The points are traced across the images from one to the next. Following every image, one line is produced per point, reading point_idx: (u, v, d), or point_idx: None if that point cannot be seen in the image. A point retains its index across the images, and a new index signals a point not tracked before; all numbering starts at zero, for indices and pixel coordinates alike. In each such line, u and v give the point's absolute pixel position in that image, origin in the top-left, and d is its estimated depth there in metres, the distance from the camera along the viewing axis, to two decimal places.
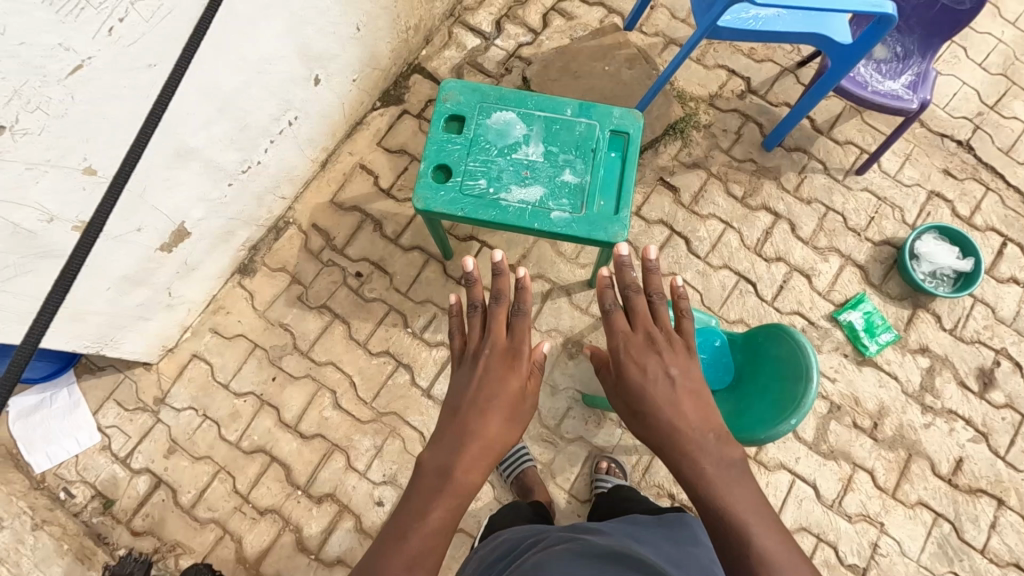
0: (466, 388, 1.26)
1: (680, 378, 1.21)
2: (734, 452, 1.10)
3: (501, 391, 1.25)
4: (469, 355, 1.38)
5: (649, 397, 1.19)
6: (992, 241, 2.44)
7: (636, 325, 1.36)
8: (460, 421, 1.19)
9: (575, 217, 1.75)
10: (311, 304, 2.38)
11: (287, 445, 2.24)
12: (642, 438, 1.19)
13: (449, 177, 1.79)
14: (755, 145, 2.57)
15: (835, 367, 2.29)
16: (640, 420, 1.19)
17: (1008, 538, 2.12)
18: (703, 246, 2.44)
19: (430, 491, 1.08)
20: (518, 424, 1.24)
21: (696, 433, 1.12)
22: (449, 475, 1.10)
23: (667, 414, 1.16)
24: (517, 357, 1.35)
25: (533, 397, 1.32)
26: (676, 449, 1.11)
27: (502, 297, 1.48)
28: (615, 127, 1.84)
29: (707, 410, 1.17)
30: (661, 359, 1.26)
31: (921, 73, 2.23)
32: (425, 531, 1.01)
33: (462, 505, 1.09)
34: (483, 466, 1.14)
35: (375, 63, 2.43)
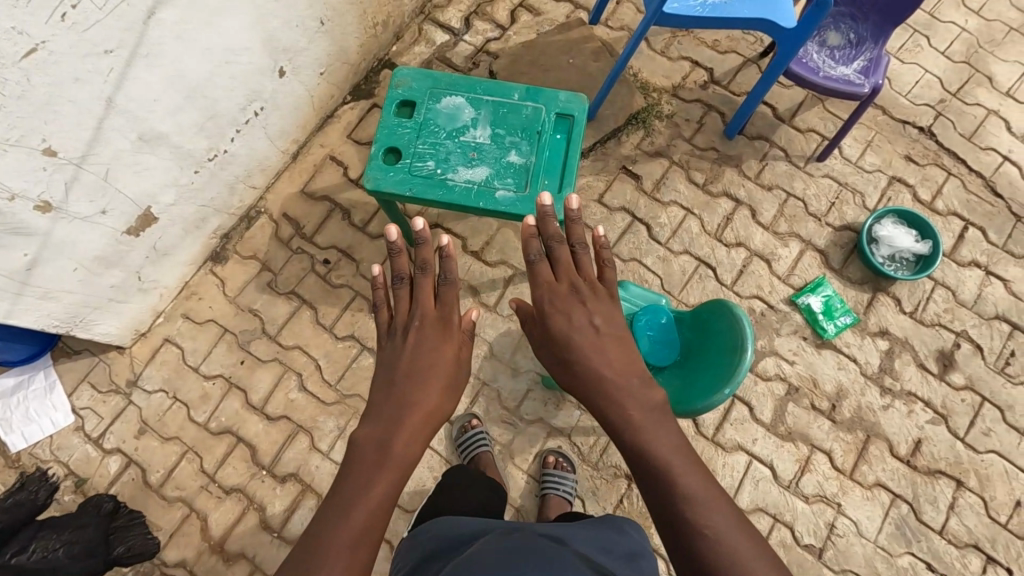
0: (398, 357, 1.20)
1: (604, 327, 1.20)
2: (658, 396, 1.10)
3: (436, 359, 1.20)
4: (399, 326, 1.30)
5: (577, 348, 1.18)
6: (953, 225, 2.45)
7: (560, 274, 1.35)
8: (396, 394, 1.12)
9: (519, 196, 1.80)
10: (280, 290, 2.45)
11: (253, 427, 2.30)
12: (570, 388, 1.18)
13: (398, 159, 1.86)
14: (717, 134, 2.61)
15: (794, 350, 2.31)
16: (567, 370, 1.18)
17: (967, 519, 2.12)
18: (664, 232, 2.47)
19: (369, 466, 1.03)
20: (455, 391, 1.19)
21: (622, 378, 1.12)
22: (388, 448, 1.05)
23: (593, 362, 1.15)
24: (448, 325, 1.28)
25: (468, 361, 1.27)
26: (602, 396, 1.11)
27: (428, 269, 1.40)
28: (561, 110, 1.90)
29: (633, 355, 1.16)
30: (588, 308, 1.25)
31: (874, 58, 2.26)
32: (369, 505, 0.98)
33: (405, 475, 1.05)
34: (421, 435, 1.09)
35: (344, 57, 2.51)
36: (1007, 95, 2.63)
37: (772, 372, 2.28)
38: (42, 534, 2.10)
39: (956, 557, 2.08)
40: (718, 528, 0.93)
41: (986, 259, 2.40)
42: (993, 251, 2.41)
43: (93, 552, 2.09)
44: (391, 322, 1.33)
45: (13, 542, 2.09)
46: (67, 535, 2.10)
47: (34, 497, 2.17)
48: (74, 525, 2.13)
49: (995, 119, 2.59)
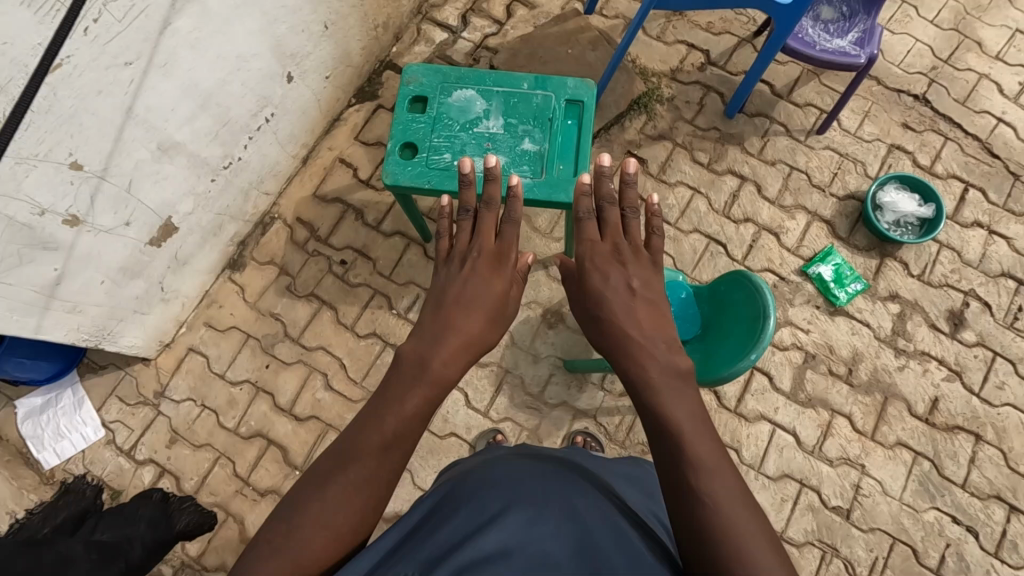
0: (453, 284, 1.29)
1: (640, 290, 1.25)
2: (681, 361, 1.11)
3: (487, 292, 1.27)
4: (457, 254, 1.40)
5: (610, 307, 1.23)
6: (953, 188, 2.51)
7: (606, 234, 1.42)
8: (443, 317, 1.19)
9: (536, 181, 1.85)
10: (299, 293, 2.48)
11: (282, 428, 2.33)
12: (597, 343, 1.23)
13: (416, 154, 1.90)
14: (718, 114, 2.66)
15: (808, 319, 2.36)
16: (600, 328, 1.22)
17: (988, 471, 2.17)
18: (673, 212, 2.52)
19: (409, 380, 1.10)
20: (499, 323, 1.25)
21: (647, 338, 1.15)
22: (427, 365, 1.11)
23: (622, 322, 1.19)
24: (503, 262, 1.38)
25: (515, 302, 1.34)
26: (626, 353, 1.14)
27: (494, 204, 1.54)
28: (570, 96, 1.94)
29: (659, 320, 1.19)
30: (624, 275, 1.29)
31: (867, 29, 2.31)
32: (403, 414, 1.05)
33: (441, 394, 1.11)
34: (462, 356, 1.15)
35: (348, 60, 2.55)
36: (996, 59, 2.69)
37: (788, 341, 2.33)
38: (105, 521, 2.14)
39: (980, 509, 2.13)
40: (719, 498, 0.92)
41: (988, 218, 2.46)
42: (994, 210, 2.48)
43: (157, 525, 2.11)
44: (450, 251, 1.44)
45: (85, 528, 2.14)
46: (124, 517, 2.14)
47: (82, 497, 2.23)
48: (129, 513, 2.15)
49: (987, 82, 2.66)
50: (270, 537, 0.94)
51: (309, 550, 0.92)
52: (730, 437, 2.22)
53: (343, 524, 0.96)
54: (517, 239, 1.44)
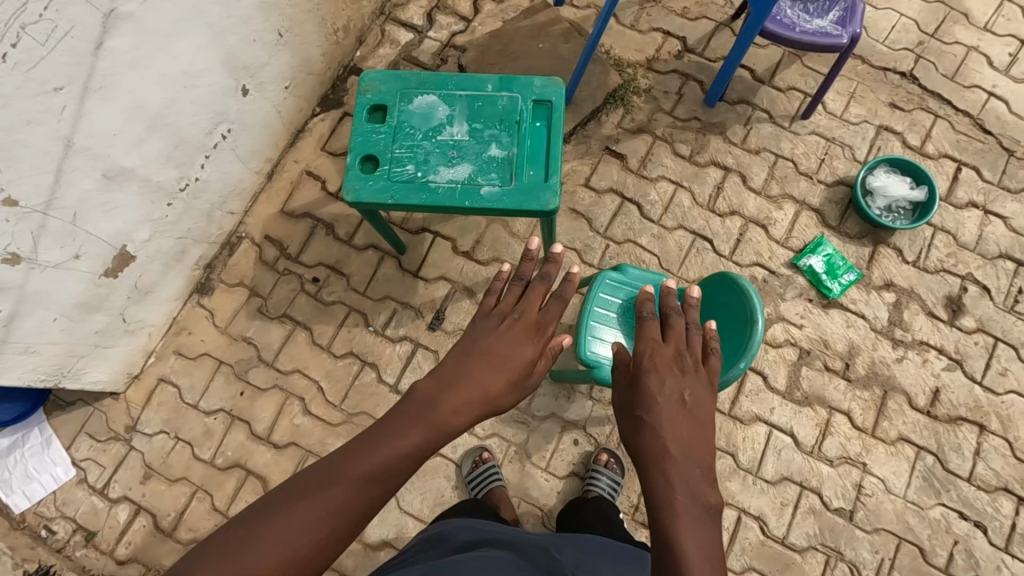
0: (483, 335, 1.24)
1: (692, 407, 1.15)
2: (711, 498, 1.01)
3: (515, 351, 1.22)
4: (499, 312, 1.33)
5: (655, 413, 1.12)
6: (946, 167, 2.41)
7: (669, 338, 1.32)
8: (463, 365, 1.14)
9: (505, 190, 1.75)
10: (272, 315, 2.38)
11: (261, 457, 2.23)
12: (628, 442, 1.13)
13: (377, 166, 1.80)
14: (698, 103, 2.55)
15: (800, 313, 2.27)
16: (638, 428, 1.12)
17: (994, 463, 2.09)
18: (656, 209, 2.43)
19: (412, 416, 1.04)
20: (517, 391, 1.18)
21: (684, 462, 1.05)
22: (435, 407, 1.05)
23: (665, 431, 1.09)
24: (541, 331, 1.30)
25: (539, 375, 1.25)
26: (657, 464, 1.05)
27: (549, 278, 1.44)
28: (538, 96, 1.83)
29: (702, 443, 1.09)
30: (677, 384, 1.18)
31: (849, 7, 2.19)
32: (397, 451, 0.99)
33: (439, 441, 1.04)
34: (473, 409, 1.09)
35: (309, 68, 2.44)
36: (985, 30, 2.59)
37: (782, 338, 2.24)
38: None
39: (987, 503, 2.05)
40: None
41: (983, 198, 2.37)
42: (989, 189, 2.38)
43: None
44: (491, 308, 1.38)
45: None
46: None
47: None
48: None
49: (975, 55, 2.55)
50: (226, 537, 0.87)
51: (253, 564, 0.83)
52: (726, 442, 2.13)
53: (303, 546, 0.87)
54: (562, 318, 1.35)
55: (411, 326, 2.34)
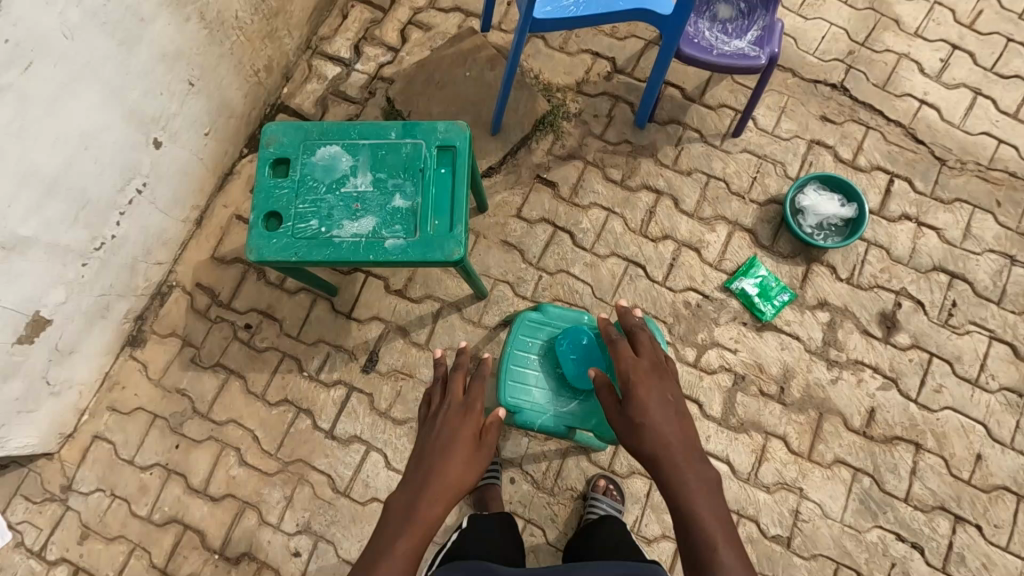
0: (428, 439, 1.51)
1: (676, 406, 1.49)
2: (710, 472, 1.35)
3: (458, 438, 1.49)
4: (433, 411, 1.62)
5: (651, 418, 1.45)
6: (878, 180, 2.39)
7: (639, 354, 1.63)
8: (425, 463, 1.44)
9: (409, 241, 1.72)
10: (205, 364, 2.36)
11: (198, 511, 2.22)
12: (635, 447, 1.44)
13: (281, 223, 1.77)
14: (628, 124, 2.52)
15: (734, 337, 2.25)
16: (639, 435, 1.44)
17: (930, 482, 2.07)
18: (588, 237, 2.40)
19: (401, 521, 1.30)
20: (473, 466, 1.47)
21: (683, 451, 1.38)
22: (416, 508, 1.33)
23: (662, 429, 1.42)
24: (470, 411, 1.57)
25: (487, 444, 1.54)
26: (664, 460, 1.36)
27: (463, 367, 1.73)
28: (441, 142, 1.80)
29: (688, 432, 1.43)
30: (660, 390, 1.52)
31: (767, 26, 2.16)
32: (398, 553, 1.23)
33: (429, 532, 1.30)
34: (448, 498, 1.37)
35: (229, 110, 2.40)
36: (915, 36, 2.56)
37: (716, 364, 2.23)
38: None
39: (924, 523, 2.04)
40: None
41: (915, 210, 2.34)
42: (922, 200, 2.35)
43: None
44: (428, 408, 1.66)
45: None
46: None
47: None
48: None
49: (907, 62, 2.52)
50: None
51: None
52: None
53: None
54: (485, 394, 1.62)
55: (344, 368, 2.32)
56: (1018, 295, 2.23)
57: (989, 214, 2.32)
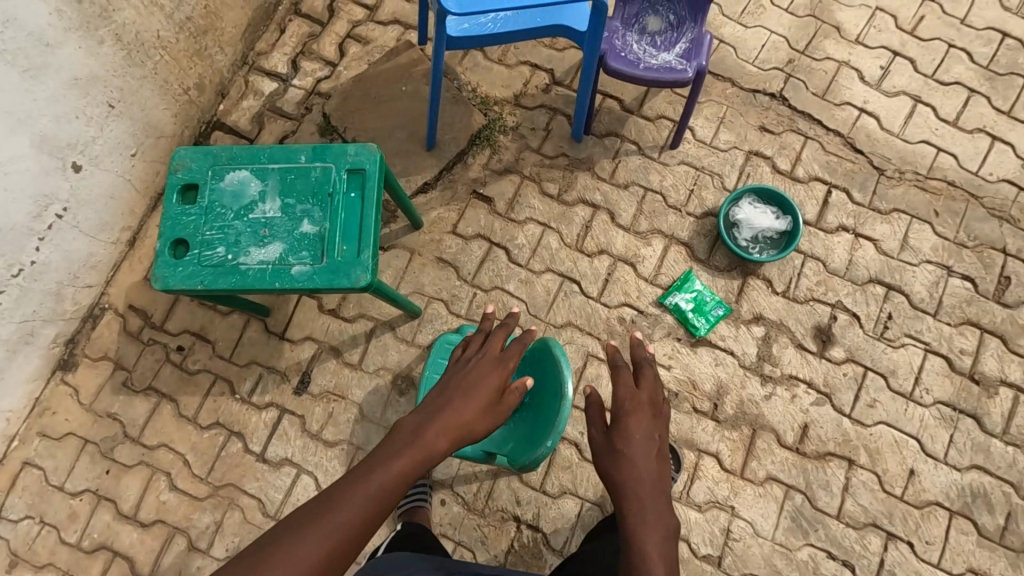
0: (454, 378, 1.47)
1: (659, 446, 1.41)
2: (671, 518, 1.27)
3: (481, 384, 1.44)
4: (466, 356, 1.58)
5: (632, 450, 1.37)
6: (816, 191, 2.35)
7: (642, 383, 1.54)
8: (444, 399, 1.37)
9: (316, 268, 1.70)
10: (137, 388, 2.34)
11: (128, 537, 2.20)
12: (607, 475, 1.35)
13: (187, 250, 1.74)
14: (565, 137, 2.49)
15: (669, 354, 2.22)
16: (617, 463, 1.35)
17: (862, 498, 2.05)
18: (523, 253, 2.38)
19: (404, 442, 1.22)
20: (490, 417, 1.40)
21: (654, 494, 1.29)
22: (421, 434, 1.26)
23: (640, 463, 1.33)
24: (503, 363, 1.53)
25: (511, 400, 1.47)
26: (632, 494, 1.29)
27: (507, 327, 1.69)
28: (351, 166, 1.77)
29: (665, 477, 1.34)
30: (650, 428, 1.43)
31: (694, 39, 2.13)
32: (391, 474, 1.14)
33: (426, 463, 1.22)
34: (452, 438, 1.30)
35: (157, 130, 2.37)
36: (856, 43, 2.52)
37: None
38: None
39: (855, 540, 2.02)
40: None
41: (853, 221, 2.31)
42: (860, 211, 2.32)
43: None
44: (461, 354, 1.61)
45: None
46: None
47: None
48: None
49: (847, 70, 2.48)
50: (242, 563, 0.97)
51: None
52: (594, 492, 2.13)
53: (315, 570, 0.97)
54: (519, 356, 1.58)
55: (276, 391, 2.30)
56: (955, 306, 2.19)
57: (927, 224, 2.28)
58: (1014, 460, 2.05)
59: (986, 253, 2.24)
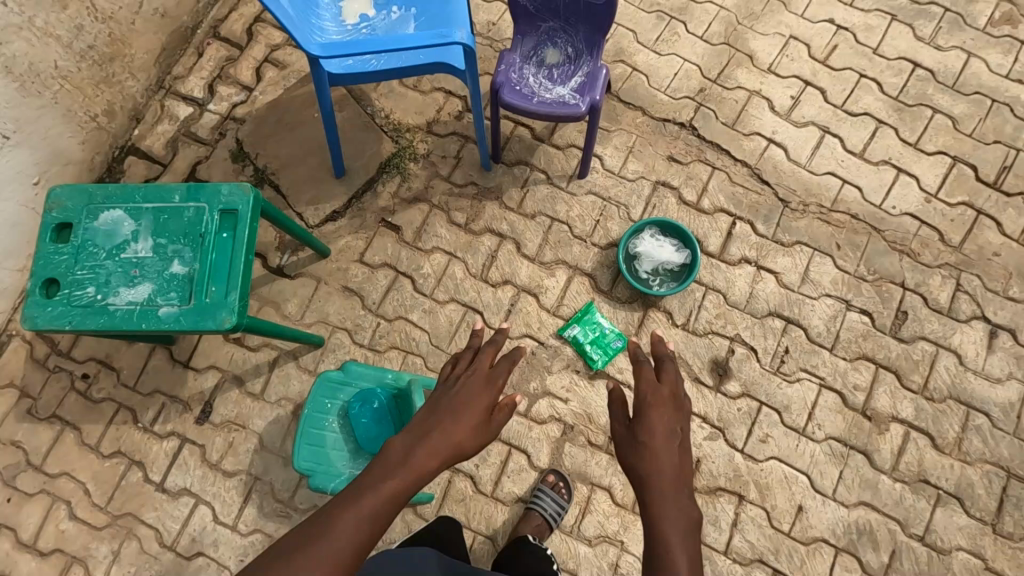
0: (443, 395, 1.37)
1: (681, 440, 1.30)
2: (695, 513, 1.17)
3: (472, 400, 1.33)
4: (455, 373, 1.47)
5: (655, 442, 1.27)
6: (720, 223, 2.35)
7: (662, 379, 1.45)
8: (436, 414, 1.29)
9: (183, 309, 1.70)
10: (41, 416, 2.34)
11: (25, 566, 2.20)
12: (629, 467, 1.25)
13: (58, 290, 1.74)
14: (475, 166, 2.49)
15: (566, 386, 2.22)
16: (639, 454, 1.25)
17: (750, 534, 2.05)
18: (428, 282, 2.38)
19: (391, 464, 1.16)
20: (482, 432, 1.30)
21: (679, 486, 1.19)
22: (411, 455, 1.17)
23: (663, 456, 1.23)
24: (493, 377, 1.42)
25: (501, 419, 1.37)
26: (655, 488, 1.19)
27: (496, 341, 1.58)
28: (224, 206, 1.77)
29: (689, 471, 1.24)
30: (671, 421, 1.33)
31: (589, 74, 2.13)
32: (383, 493, 1.10)
33: (417, 484, 1.15)
34: (446, 456, 1.21)
35: (63, 158, 2.38)
36: (768, 71, 2.52)
37: (546, 414, 2.20)
38: None
39: None
40: None
41: (755, 253, 2.31)
42: (763, 243, 2.32)
43: None
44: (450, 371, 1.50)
45: None
46: None
47: None
48: None
49: (757, 100, 2.48)
50: None
51: None
52: (487, 526, 2.13)
53: None
54: (509, 371, 1.46)
55: (178, 420, 2.30)
56: (852, 341, 2.19)
57: (828, 257, 2.28)
58: (901, 498, 2.05)
59: (885, 287, 2.23)
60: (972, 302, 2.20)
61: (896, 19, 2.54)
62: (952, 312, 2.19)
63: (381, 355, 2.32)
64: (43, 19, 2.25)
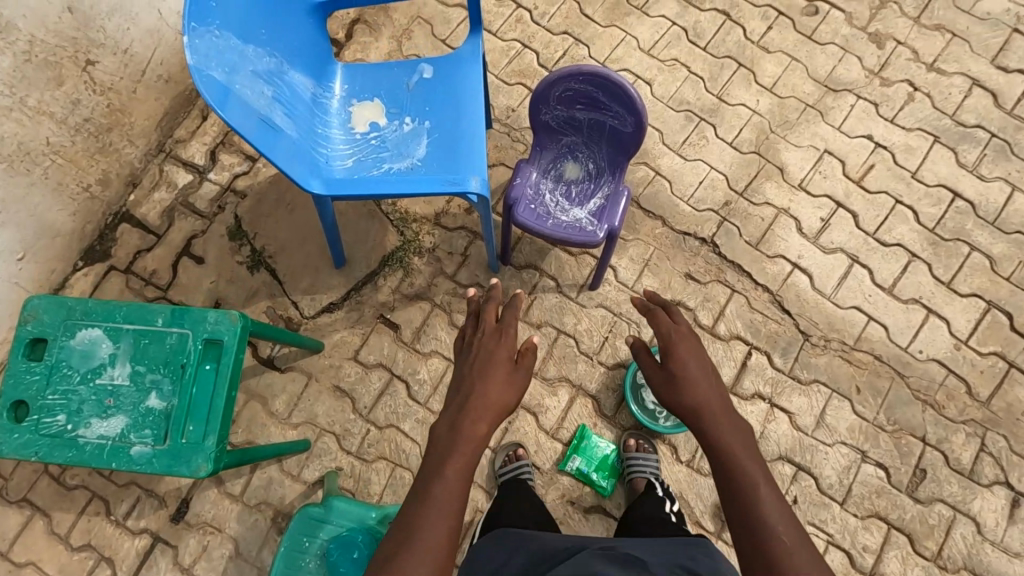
0: (466, 362, 1.40)
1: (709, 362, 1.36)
2: (745, 424, 1.24)
3: (495, 358, 1.37)
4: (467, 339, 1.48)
5: (688, 369, 1.32)
6: (735, 352, 2.22)
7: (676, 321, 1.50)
8: (466, 384, 1.32)
9: (157, 450, 1.59)
10: (11, 498, 2.24)
11: None
12: (669, 401, 1.30)
13: (26, 415, 1.63)
14: (482, 266, 2.37)
15: (559, 519, 2.11)
16: (678, 387, 1.29)
17: None
18: (424, 389, 2.27)
19: (444, 447, 1.18)
20: (516, 387, 1.35)
21: (719, 404, 1.26)
22: (459, 427, 1.21)
23: (702, 380, 1.30)
24: (505, 334, 1.45)
25: (527, 364, 1.40)
26: (702, 417, 1.24)
27: (493, 298, 1.59)
28: (209, 335, 1.66)
29: (726, 392, 1.29)
30: (700, 354, 1.37)
31: (609, 196, 2.00)
32: (450, 473, 1.13)
33: (475, 452, 1.18)
34: (490, 418, 1.25)
35: (51, 230, 2.29)
36: (798, 188, 2.38)
37: None
38: None
39: None
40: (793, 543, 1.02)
41: (770, 389, 2.18)
42: (779, 379, 2.19)
43: None
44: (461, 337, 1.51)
45: None
46: None
47: None
48: None
49: (785, 218, 2.35)
50: None
51: None
52: None
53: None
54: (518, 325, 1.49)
55: (153, 517, 2.20)
56: (865, 497, 2.07)
57: (846, 401, 2.16)
58: None
59: (903, 439, 2.12)
60: (995, 465, 2.08)
61: (939, 141, 2.40)
62: (974, 474, 2.08)
63: (368, 466, 2.20)
64: (37, 98, 2.23)
